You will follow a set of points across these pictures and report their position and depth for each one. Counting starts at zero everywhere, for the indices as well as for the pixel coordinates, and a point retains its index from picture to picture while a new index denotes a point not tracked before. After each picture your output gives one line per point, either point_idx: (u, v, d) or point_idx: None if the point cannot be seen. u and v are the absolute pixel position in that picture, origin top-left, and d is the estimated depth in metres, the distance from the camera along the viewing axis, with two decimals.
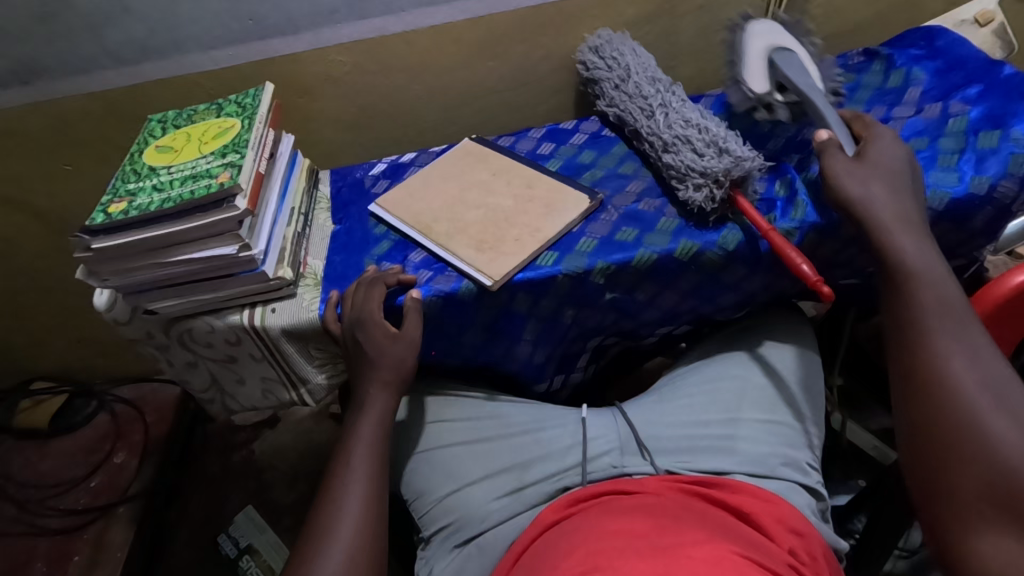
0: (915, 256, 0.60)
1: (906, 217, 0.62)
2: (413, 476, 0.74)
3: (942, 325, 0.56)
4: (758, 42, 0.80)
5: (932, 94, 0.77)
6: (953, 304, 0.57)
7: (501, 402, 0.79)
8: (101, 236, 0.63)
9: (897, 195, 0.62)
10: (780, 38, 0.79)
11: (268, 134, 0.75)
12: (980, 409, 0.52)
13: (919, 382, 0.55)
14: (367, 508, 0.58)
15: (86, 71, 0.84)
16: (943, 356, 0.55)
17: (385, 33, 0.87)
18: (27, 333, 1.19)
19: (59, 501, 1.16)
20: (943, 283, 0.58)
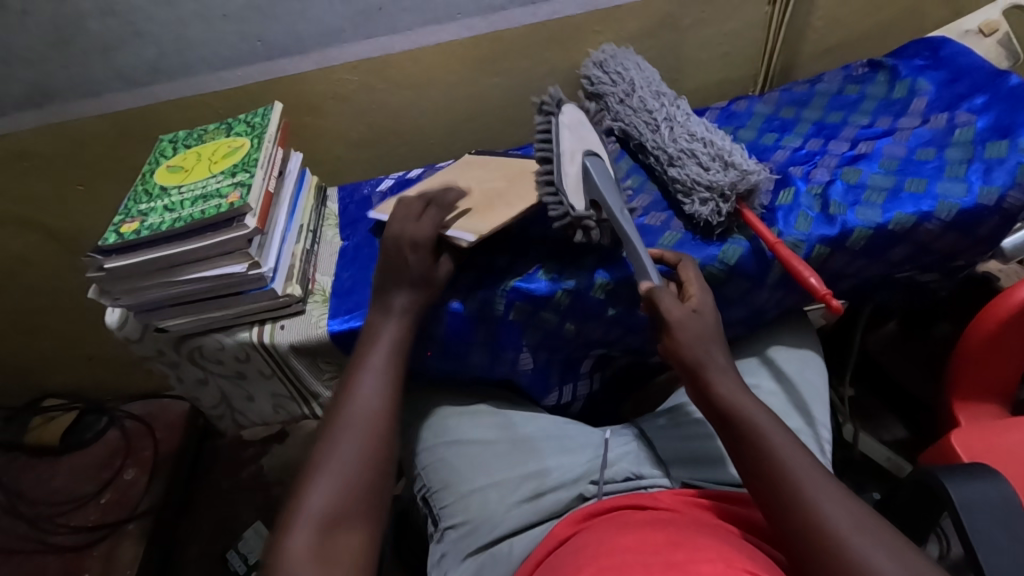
0: (738, 412, 0.56)
1: (725, 374, 0.58)
2: (439, 466, 0.74)
3: (783, 480, 0.52)
4: (573, 138, 0.71)
5: (937, 105, 0.78)
6: (775, 457, 0.53)
7: (526, 411, 0.79)
8: (113, 256, 0.64)
9: (713, 351, 0.59)
10: (581, 137, 0.73)
11: (277, 152, 0.76)
12: (855, 542, 0.47)
13: (813, 541, 0.49)
14: (359, 464, 0.57)
15: (100, 94, 0.86)
16: (809, 496, 0.50)
17: (391, 51, 0.88)
18: (39, 350, 1.20)
19: (69, 519, 1.16)
20: (773, 433, 0.54)
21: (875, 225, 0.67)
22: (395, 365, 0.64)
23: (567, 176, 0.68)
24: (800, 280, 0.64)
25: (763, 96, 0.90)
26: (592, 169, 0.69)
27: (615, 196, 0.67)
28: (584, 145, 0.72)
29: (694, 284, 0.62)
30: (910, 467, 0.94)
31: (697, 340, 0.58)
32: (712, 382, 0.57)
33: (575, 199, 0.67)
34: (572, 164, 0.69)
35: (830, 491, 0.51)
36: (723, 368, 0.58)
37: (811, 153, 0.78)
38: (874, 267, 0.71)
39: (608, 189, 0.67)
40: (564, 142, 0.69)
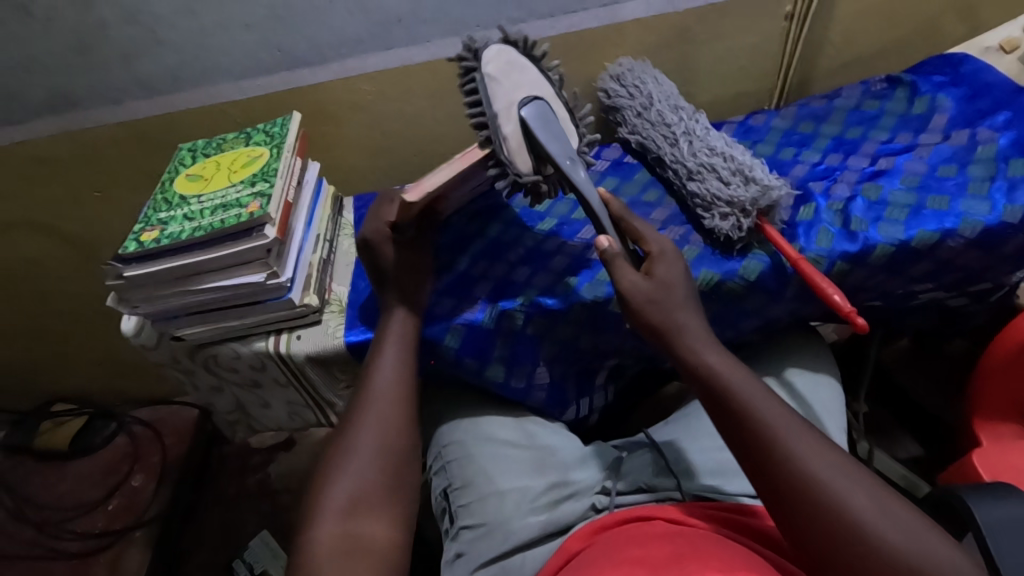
0: (708, 371, 0.56)
1: (693, 330, 0.58)
2: (461, 460, 0.74)
3: (760, 431, 0.52)
4: (506, 88, 0.62)
5: (958, 121, 0.77)
6: (749, 410, 0.53)
7: (550, 425, 0.80)
8: (134, 265, 0.64)
9: (682, 311, 0.59)
10: (517, 77, 0.63)
11: (295, 162, 0.76)
12: (834, 485, 0.48)
13: (796, 489, 0.49)
14: (374, 461, 0.56)
15: (119, 101, 0.86)
16: (787, 446, 0.51)
17: (409, 62, 0.88)
18: (51, 354, 1.21)
19: (76, 525, 1.15)
20: (744, 387, 0.54)
21: (897, 242, 0.66)
22: (410, 358, 0.64)
23: (507, 138, 0.62)
24: (823, 297, 0.63)
25: (781, 111, 0.89)
26: (534, 121, 0.62)
27: (560, 149, 0.62)
28: (523, 88, 0.64)
29: (653, 241, 0.63)
30: (926, 487, 0.91)
31: (662, 299, 0.59)
32: (684, 341, 0.57)
33: (521, 162, 0.62)
34: (512, 121, 0.61)
35: (805, 438, 0.51)
36: (690, 326, 0.58)
37: (829, 168, 0.77)
38: (893, 283, 0.71)
39: (553, 147, 0.61)
40: (496, 97, 0.61)
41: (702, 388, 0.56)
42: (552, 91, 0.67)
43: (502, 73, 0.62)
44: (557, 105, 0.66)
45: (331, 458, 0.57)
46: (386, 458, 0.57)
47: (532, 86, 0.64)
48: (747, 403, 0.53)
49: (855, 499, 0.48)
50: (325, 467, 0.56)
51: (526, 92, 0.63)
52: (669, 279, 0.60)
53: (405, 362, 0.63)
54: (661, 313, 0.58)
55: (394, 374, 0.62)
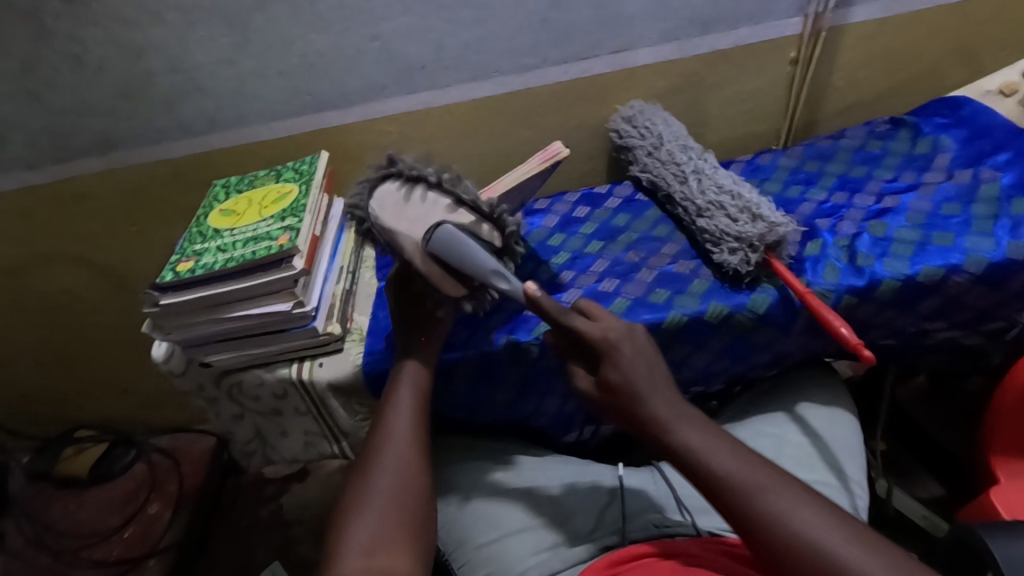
0: (687, 451, 0.53)
1: (662, 407, 0.55)
2: (452, 523, 0.72)
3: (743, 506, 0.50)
4: (405, 233, 0.65)
5: (960, 161, 0.80)
6: (732, 485, 0.51)
7: (538, 457, 0.79)
8: (169, 293, 0.68)
9: (653, 391, 0.56)
10: (402, 225, 0.65)
11: (322, 198, 0.80)
12: (828, 546, 0.46)
13: (791, 560, 0.47)
14: (396, 499, 0.57)
15: (160, 141, 0.92)
16: (776, 516, 0.49)
17: (431, 105, 0.93)
18: (78, 381, 1.24)
19: (92, 552, 1.16)
20: (722, 461, 0.52)
21: (904, 277, 0.68)
22: (421, 404, 0.66)
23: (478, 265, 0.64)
24: (831, 330, 0.64)
25: (788, 151, 0.93)
26: (440, 249, 0.63)
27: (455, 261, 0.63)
28: (421, 222, 0.66)
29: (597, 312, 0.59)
30: (947, 526, 0.89)
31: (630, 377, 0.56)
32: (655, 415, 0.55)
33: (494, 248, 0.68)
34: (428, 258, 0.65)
35: (790, 499, 0.49)
36: (656, 394, 0.56)
37: (836, 206, 0.80)
38: (902, 318, 0.72)
39: (472, 271, 0.63)
40: (409, 235, 0.65)
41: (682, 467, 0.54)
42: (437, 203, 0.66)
43: (399, 217, 0.66)
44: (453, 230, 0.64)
45: (348, 505, 0.57)
46: (404, 500, 0.58)
47: (421, 222, 0.65)
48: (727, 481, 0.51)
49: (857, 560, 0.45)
50: (343, 513, 0.57)
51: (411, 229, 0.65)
52: (631, 359, 0.57)
53: (418, 408, 0.65)
54: (627, 382, 0.56)
55: (408, 419, 0.64)
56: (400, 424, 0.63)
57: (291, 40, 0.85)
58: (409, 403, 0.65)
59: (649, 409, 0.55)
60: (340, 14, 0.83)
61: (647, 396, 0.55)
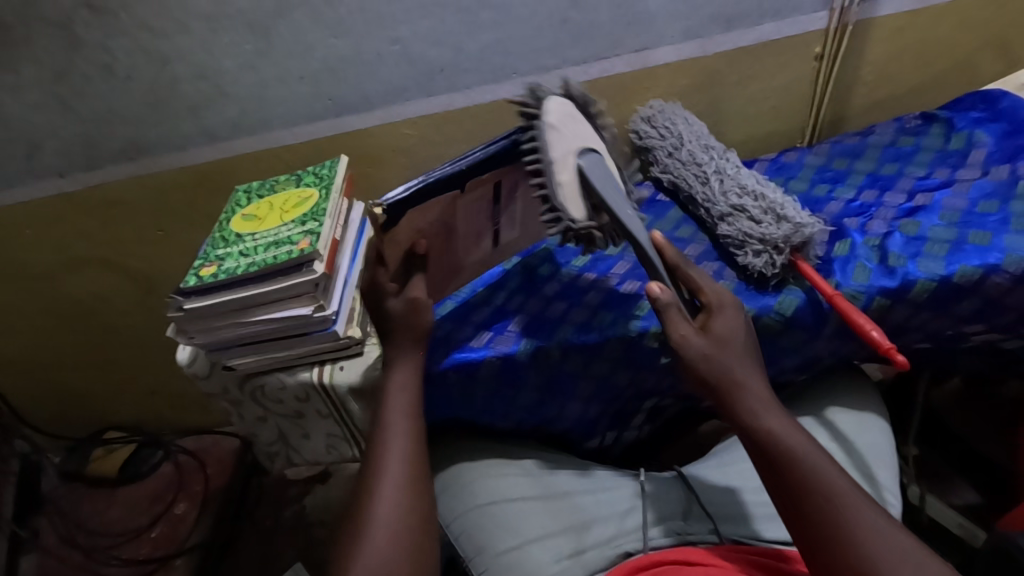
0: (771, 432, 0.56)
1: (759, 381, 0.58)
2: (472, 529, 0.72)
3: (825, 510, 0.52)
4: (564, 136, 0.63)
5: (998, 157, 0.77)
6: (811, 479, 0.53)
7: (559, 463, 0.79)
8: (193, 298, 0.69)
9: (741, 368, 0.58)
10: (555, 138, 0.62)
11: (342, 203, 0.80)
12: (877, 550, 0.50)
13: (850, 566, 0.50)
14: (399, 522, 0.58)
15: (185, 148, 0.94)
16: (855, 535, 0.51)
17: (450, 108, 0.93)
18: (107, 383, 1.27)
19: (121, 551, 1.18)
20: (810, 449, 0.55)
21: (938, 278, 0.65)
22: (414, 417, 0.65)
23: (562, 185, 0.62)
24: (861, 334, 0.62)
25: (814, 148, 0.91)
26: (591, 176, 0.62)
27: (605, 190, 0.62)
28: (570, 141, 0.63)
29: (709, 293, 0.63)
30: (985, 535, 0.85)
31: (737, 338, 0.59)
32: (741, 399, 0.57)
33: (574, 208, 0.63)
34: (562, 171, 0.62)
35: (860, 513, 0.52)
36: (751, 386, 0.58)
37: (865, 205, 0.77)
38: (937, 320, 0.69)
39: (609, 201, 0.62)
40: (552, 148, 0.62)
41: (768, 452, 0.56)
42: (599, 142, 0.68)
43: (566, 121, 0.64)
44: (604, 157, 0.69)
45: (354, 528, 0.58)
46: (407, 522, 0.59)
47: (583, 138, 0.65)
48: (806, 468, 0.54)
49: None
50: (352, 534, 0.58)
51: (579, 143, 0.64)
52: (726, 345, 0.59)
53: (410, 420, 0.65)
54: (715, 371, 0.57)
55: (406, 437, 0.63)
56: (396, 446, 0.62)
57: (312, 45, 0.85)
58: (400, 423, 0.64)
59: (737, 395, 0.57)
60: (360, 17, 0.84)
61: (730, 368, 0.58)
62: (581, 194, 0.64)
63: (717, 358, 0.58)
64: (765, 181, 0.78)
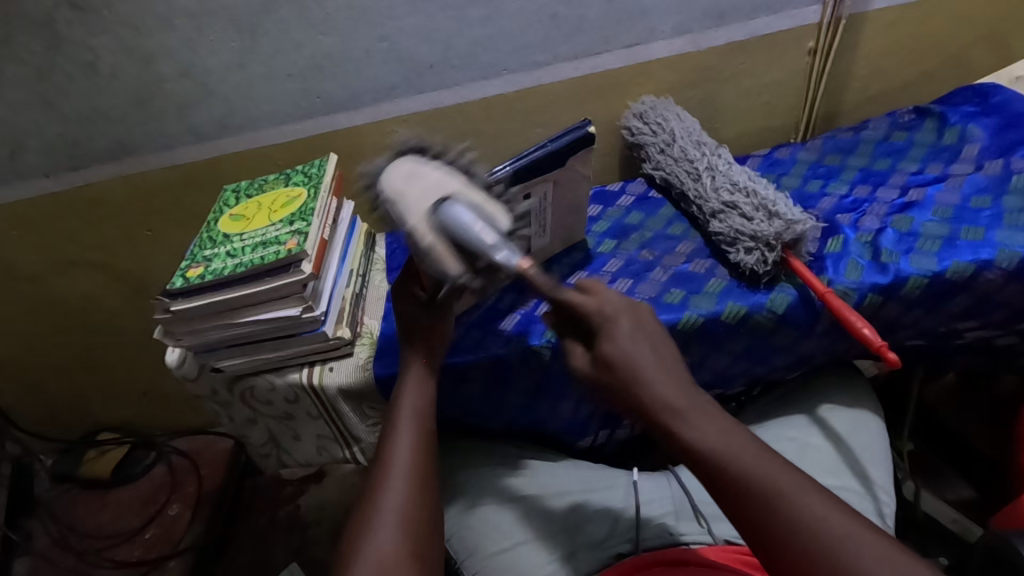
0: (697, 443, 0.48)
1: (669, 394, 0.50)
2: (464, 531, 0.71)
3: (768, 514, 0.44)
4: (411, 200, 0.61)
5: (990, 152, 0.76)
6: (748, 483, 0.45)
7: (552, 462, 0.79)
8: (180, 299, 0.68)
9: (648, 371, 0.51)
10: (407, 201, 0.61)
11: (331, 202, 0.80)
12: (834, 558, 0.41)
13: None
14: (405, 521, 0.55)
15: (173, 147, 0.93)
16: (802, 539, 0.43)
17: (440, 105, 0.93)
18: (99, 385, 1.26)
19: (114, 553, 1.17)
20: (742, 455, 0.47)
21: (930, 274, 0.65)
22: (423, 424, 0.63)
23: (430, 248, 0.59)
24: (853, 331, 0.62)
25: (807, 144, 0.90)
26: (446, 224, 0.58)
27: (466, 229, 0.56)
28: (422, 199, 0.61)
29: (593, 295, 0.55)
30: (979, 531, 0.84)
31: (627, 357, 0.52)
32: (652, 404, 0.50)
33: (452, 265, 0.58)
34: (431, 236, 0.59)
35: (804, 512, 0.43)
36: (660, 383, 0.51)
37: (858, 201, 0.77)
38: (930, 317, 0.69)
39: (469, 240, 0.56)
40: (404, 215, 0.61)
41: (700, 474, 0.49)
42: (460, 180, 0.63)
43: (412, 184, 0.63)
44: (472, 189, 0.62)
45: (357, 529, 0.56)
46: (413, 524, 0.56)
47: (435, 189, 0.61)
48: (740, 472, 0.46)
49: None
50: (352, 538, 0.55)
51: (427, 200, 0.61)
52: (626, 348, 0.52)
53: (422, 425, 0.63)
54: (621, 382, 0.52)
55: (411, 442, 0.62)
56: (400, 454, 0.61)
57: (300, 43, 0.84)
58: (409, 429, 0.62)
59: (658, 414, 0.50)
60: (348, 13, 0.83)
61: (638, 374, 0.51)
62: (447, 245, 0.59)
63: (624, 363, 0.52)
64: (758, 177, 0.78)
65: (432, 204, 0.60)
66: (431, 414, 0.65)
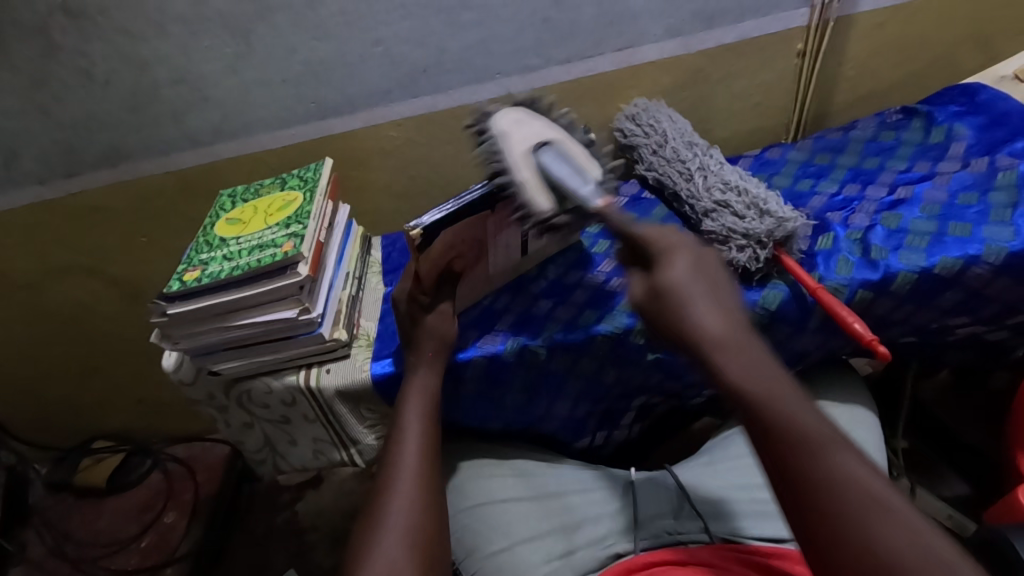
0: (746, 379, 0.47)
1: (716, 327, 0.50)
2: (463, 531, 0.71)
3: (807, 456, 0.43)
4: (519, 136, 0.65)
5: (977, 149, 0.78)
6: (792, 425, 0.44)
7: (551, 464, 0.79)
8: (177, 302, 0.68)
9: (705, 305, 0.51)
10: (530, 127, 0.66)
11: (327, 205, 0.80)
12: (866, 511, 0.40)
13: (831, 523, 0.41)
14: (414, 522, 0.56)
15: (168, 153, 0.93)
16: (843, 484, 0.42)
17: (435, 109, 0.93)
18: (94, 392, 1.26)
19: (110, 561, 1.17)
20: (782, 394, 0.46)
21: (920, 269, 0.65)
22: (430, 428, 0.64)
23: (524, 183, 0.62)
24: (844, 326, 0.63)
25: (797, 144, 0.91)
26: (544, 167, 0.62)
27: (571, 177, 0.62)
28: (531, 134, 0.65)
29: (669, 236, 0.56)
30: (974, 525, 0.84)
31: (683, 287, 0.52)
32: (706, 334, 0.50)
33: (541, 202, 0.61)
34: (523, 169, 0.62)
35: (846, 459, 0.43)
36: (716, 313, 0.51)
37: (848, 199, 0.78)
38: (921, 313, 0.70)
39: (569, 179, 0.61)
40: (508, 149, 0.63)
41: (736, 409, 0.48)
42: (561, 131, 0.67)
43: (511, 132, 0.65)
44: (571, 142, 0.67)
45: (364, 530, 0.56)
46: (421, 525, 0.56)
47: (537, 134, 0.65)
48: (790, 414, 0.45)
49: (909, 550, 0.39)
50: (359, 538, 0.55)
51: (532, 141, 0.64)
52: (684, 281, 0.53)
53: (427, 429, 0.64)
54: (679, 310, 0.52)
55: (417, 445, 0.62)
56: (408, 457, 0.61)
57: (294, 48, 0.85)
58: (416, 433, 0.63)
59: (715, 351, 0.49)
60: (342, 18, 0.83)
61: (696, 310, 0.51)
62: (534, 175, 0.62)
63: (685, 292, 0.52)
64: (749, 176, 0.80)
65: (534, 142, 0.64)
66: (436, 417, 0.66)
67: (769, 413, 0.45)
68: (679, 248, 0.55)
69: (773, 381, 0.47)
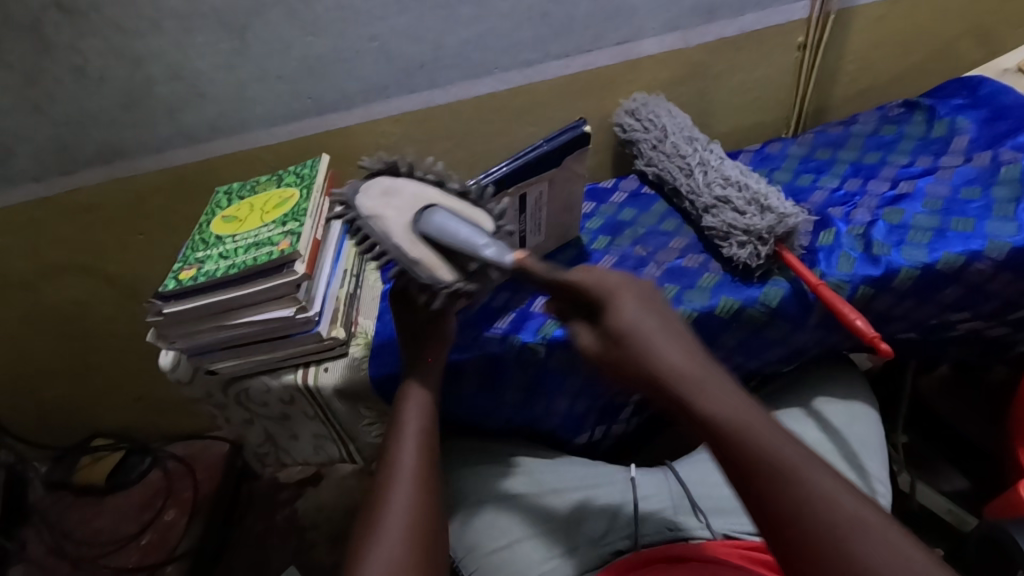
0: (715, 417, 0.46)
1: (680, 363, 0.49)
2: (462, 529, 0.71)
3: (777, 485, 0.43)
4: (394, 216, 0.61)
5: (979, 144, 0.77)
6: (758, 455, 0.44)
7: (552, 459, 0.78)
8: (172, 301, 0.68)
9: (666, 337, 0.50)
10: (395, 205, 0.62)
11: (324, 201, 0.79)
12: (842, 535, 0.40)
13: (810, 547, 0.41)
14: (415, 522, 0.55)
15: (162, 150, 0.92)
16: (818, 503, 0.41)
17: (432, 104, 0.92)
18: (92, 390, 1.25)
19: (110, 560, 1.16)
20: (755, 423, 0.45)
21: (921, 265, 0.65)
22: (430, 427, 0.63)
23: (415, 261, 0.61)
24: (846, 322, 0.62)
25: (798, 138, 0.91)
26: (433, 235, 0.59)
27: (464, 240, 0.57)
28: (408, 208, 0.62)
29: (594, 270, 0.55)
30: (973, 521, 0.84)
31: (639, 329, 0.51)
32: (675, 366, 0.48)
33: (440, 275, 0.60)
34: (417, 243, 0.61)
35: (820, 478, 0.42)
36: (681, 347, 0.50)
37: (849, 194, 0.77)
38: (922, 309, 0.69)
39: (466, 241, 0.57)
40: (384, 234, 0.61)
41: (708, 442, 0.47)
42: (499, 177, 0.62)
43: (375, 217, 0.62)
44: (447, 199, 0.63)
45: (362, 529, 0.55)
46: (422, 524, 0.55)
47: (411, 205, 0.62)
48: (758, 446, 0.44)
49: (889, 563, 0.39)
50: (359, 537, 0.55)
51: (407, 215, 0.61)
52: (640, 315, 0.51)
53: (426, 429, 0.63)
54: (644, 345, 0.50)
55: (417, 444, 0.62)
56: (407, 457, 0.60)
57: (289, 44, 0.84)
58: (415, 433, 0.62)
59: (684, 388, 0.48)
60: (337, 12, 0.82)
61: (659, 344, 0.50)
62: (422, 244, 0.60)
63: (644, 329, 0.51)
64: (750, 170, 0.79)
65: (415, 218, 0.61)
66: (436, 416, 0.65)
67: (737, 451, 0.44)
68: (614, 279, 0.54)
69: (742, 416, 0.46)
